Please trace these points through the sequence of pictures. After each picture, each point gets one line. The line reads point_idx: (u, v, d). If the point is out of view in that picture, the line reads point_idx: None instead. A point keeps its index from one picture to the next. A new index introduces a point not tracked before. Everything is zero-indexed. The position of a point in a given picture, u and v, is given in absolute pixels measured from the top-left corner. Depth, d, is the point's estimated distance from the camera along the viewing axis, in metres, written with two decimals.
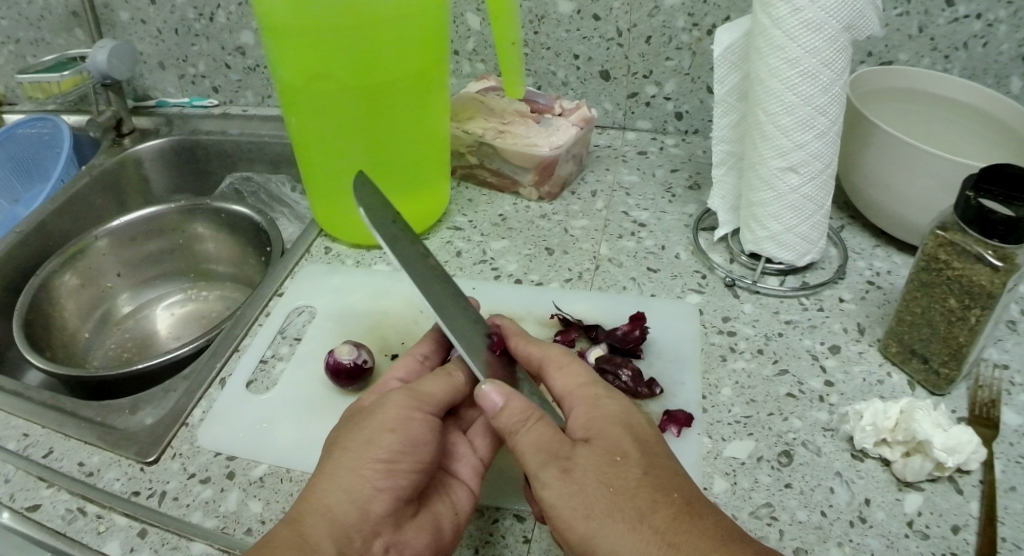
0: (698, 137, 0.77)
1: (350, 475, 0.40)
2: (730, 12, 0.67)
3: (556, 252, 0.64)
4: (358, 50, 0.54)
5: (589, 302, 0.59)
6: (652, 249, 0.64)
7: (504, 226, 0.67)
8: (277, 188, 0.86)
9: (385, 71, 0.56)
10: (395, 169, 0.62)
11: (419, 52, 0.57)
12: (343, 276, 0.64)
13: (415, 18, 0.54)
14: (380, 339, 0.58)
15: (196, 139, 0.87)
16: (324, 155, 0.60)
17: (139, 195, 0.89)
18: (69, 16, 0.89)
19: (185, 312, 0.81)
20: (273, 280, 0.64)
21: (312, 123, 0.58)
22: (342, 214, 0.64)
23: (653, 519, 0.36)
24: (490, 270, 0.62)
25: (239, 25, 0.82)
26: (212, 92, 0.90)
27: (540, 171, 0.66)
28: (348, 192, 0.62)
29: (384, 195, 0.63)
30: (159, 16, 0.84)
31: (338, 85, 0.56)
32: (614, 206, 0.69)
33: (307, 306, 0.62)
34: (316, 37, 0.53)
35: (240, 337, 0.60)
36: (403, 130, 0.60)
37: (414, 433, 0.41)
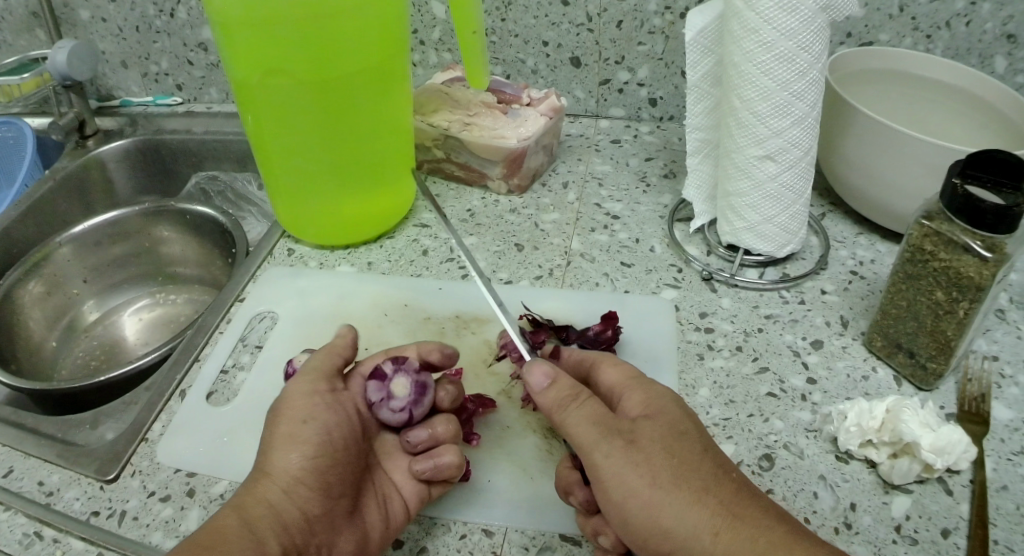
0: (673, 124, 0.74)
1: (282, 471, 0.40)
2: None
3: (527, 248, 0.59)
4: (318, 43, 0.52)
5: (560, 301, 0.55)
6: (627, 242, 0.60)
7: (473, 222, 0.62)
8: (245, 187, 0.84)
9: (342, 67, 0.54)
10: (357, 168, 0.59)
11: (381, 43, 0.55)
12: (307, 280, 0.61)
13: (374, 9, 0.52)
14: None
15: (162, 139, 0.84)
16: (282, 154, 0.58)
17: (105, 199, 0.86)
18: (29, 17, 0.87)
19: (154, 317, 0.79)
20: (235, 284, 0.62)
21: (268, 122, 0.56)
22: (303, 216, 0.62)
23: (713, 488, 0.37)
24: (457, 269, 0.59)
25: (201, 20, 0.80)
26: (177, 90, 0.88)
27: (509, 164, 0.62)
28: (312, 192, 0.60)
29: (346, 195, 0.60)
30: (119, 12, 0.81)
31: (292, 81, 0.53)
32: (587, 197, 0.64)
33: (268, 312, 0.60)
34: (271, 32, 0.50)
35: (199, 347, 0.58)
36: (364, 127, 0.58)
37: (333, 421, 0.43)
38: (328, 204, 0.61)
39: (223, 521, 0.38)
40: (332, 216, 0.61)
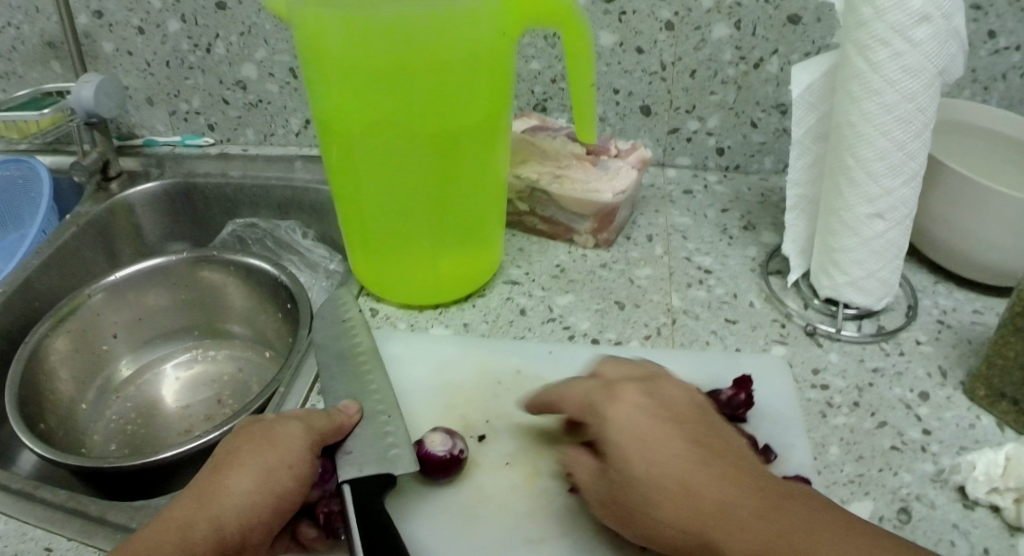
0: (738, 173, 0.77)
1: (183, 508, 0.39)
2: (779, 45, 0.68)
3: (627, 306, 0.59)
4: (425, 92, 0.49)
5: (682, 363, 0.53)
6: (726, 298, 0.60)
7: (565, 278, 0.62)
8: (281, 234, 0.83)
9: (453, 117, 0.50)
10: (458, 223, 0.56)
11: (488, 96, 0.51)
12: (401, 346, 0.56)
13: (486, 53, 0.49)
14: (457, 419, 0.49)
15: (194, 182, 0.85)
16: (380, 213, 0.55)
17: (132, 246, 0.86)
18: (44, 48, 0.84)
19: (197, 375, 0.73)
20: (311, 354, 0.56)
21: (370, 177, 0.53)
22: (392, 277, 0.59)
23: (672, 514, 0.36)
24: (562, 329, 0.56)
25: (239, 56, 0.83)
26: (207, 129, 0.91)
27: (601, 219, 0.62)
28: (404, 245, 0.57)
29: (443, 252, 0.57)
30: (148, 46, 0.84)
31: (401, 132, 0.50)
32: (674, 251, 0.65)
33: None
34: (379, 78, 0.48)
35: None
36: (468, 181, 0.55)
37: (277, 480, 0.40)
38: (416, 257, 0.57)
39: (176, 515, 0.38)
40: (426, 276, 0.58)
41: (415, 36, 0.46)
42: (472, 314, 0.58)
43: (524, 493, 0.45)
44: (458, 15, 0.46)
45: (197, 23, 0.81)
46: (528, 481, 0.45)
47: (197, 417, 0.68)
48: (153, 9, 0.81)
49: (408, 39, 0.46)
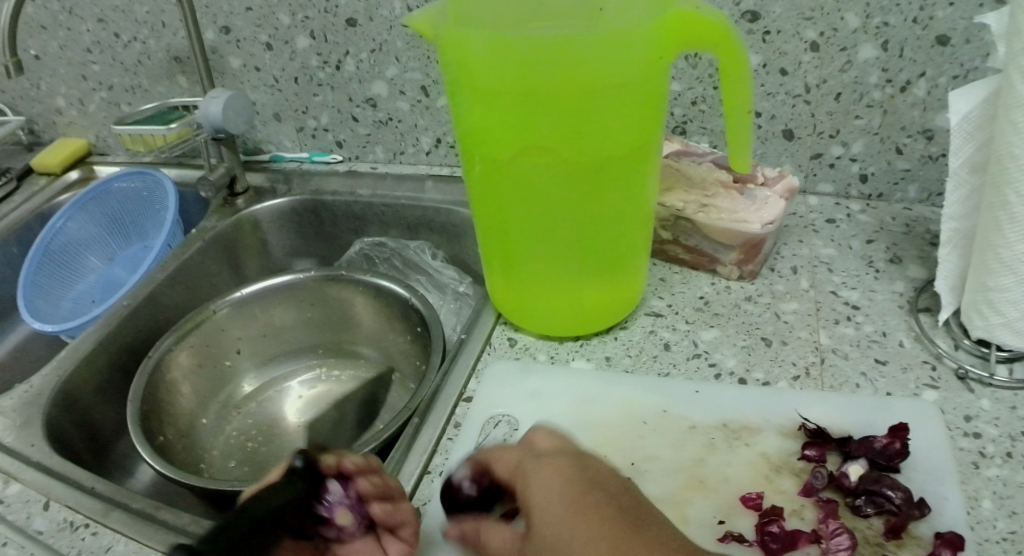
0: (882, 201, 0.75)
1: None
2: (928, 67, 0.67)
3: (775, 343, 0.60)
4: (568, 124, 0.50)
5: (829, 407, 0.54)
6: (874, 337, 0.60)
7: (709, 312, 0.63)
8: (411, 254, 0.90)
9: (602, 148, 0.51)
10: (603, 251, 0.57)
11: (632, 128, 0.52)
12: (544, 377, 0.58)
13: (638, 80, 0.49)
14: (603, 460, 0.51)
15: (322, 200, 0.92)
16: (528, 241, 0.57)
17: (255, 258, 0.95)
18: (169, 62, 0.89)
19: (315, 393, 0.78)
20: (455, 384, 0.58)
21: (515, 206, 0.55)
22: (535, 304, 0.61)
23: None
24: (708, 366, 0.58)
25: (370, 73, 0.87)
26: (336, 147, 0.96)
27: (746, 250, 0.64)
28: (550, 272, 0.58)
29: (587, 279, 0.59)
30: (276, 62, 0.89)
31: (546, 162, 0.52)
32: (820, 285, 0.65)
33: (503, 416, 0.54)
34: (529, 107, 0.49)
35: (430, 455, 0.52)
36: (612, 208, 0.55)
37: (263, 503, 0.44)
38: (558, 287, 0.59)
39: None
40: (571, 303, 0.60)
41: (569, 67, 0.47)
42: (615, 347, 0.61)
43: None
44: (613, 50, 0.47)
45: (327, 40, 0.86)
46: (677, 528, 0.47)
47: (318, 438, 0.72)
48: (282, 25, 0.86)
49: (562, 70, 0.47)
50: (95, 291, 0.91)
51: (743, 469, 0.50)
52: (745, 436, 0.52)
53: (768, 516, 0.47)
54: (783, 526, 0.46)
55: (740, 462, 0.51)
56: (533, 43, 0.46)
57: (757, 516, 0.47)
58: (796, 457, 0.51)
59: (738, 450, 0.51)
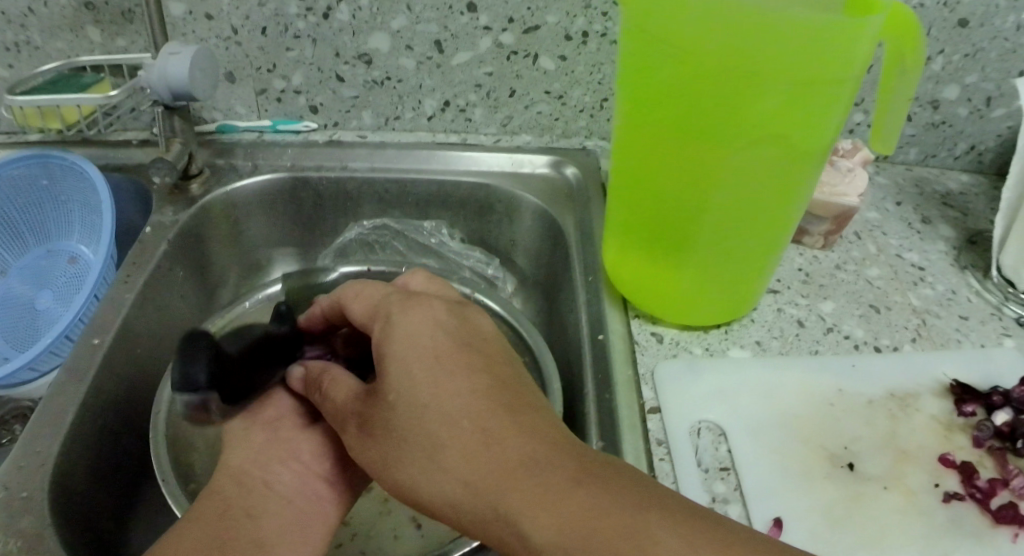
0: (886, 163, 0.83)
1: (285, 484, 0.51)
2: (947, 46, 0.72)
3: (882, 309, 0.64)
4: (732, 100, 0.46)
5: (954, 364, 0.60)
6: (949, 295, 0.67)
7: (815, 284, 0.65)
8: (422, 237, 0.77)
9: (770, 132, 0.47)
10: (754, 240, 0.54)
11: (807, 114, 0.46)
12: (717, 373, 0.57)
13: (824, 66, 0.44)
14: (820, 451, 0.53)
15: (305, 176, 0.75)
16: (683, 226, 0.54)
17: (228, 255, 0.76)
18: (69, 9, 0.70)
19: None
20: (630, 395, 0.55)
21: (663, 181, 0.53)
22: (695, 295, 0.58)
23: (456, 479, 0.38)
24: (845, 339, 0.61)
25: (368, 25, 0.69)
26: (309, 112, 0.77)
27: (836, 221, 0.66)
28: (711, 261, 0.55)
29: (739, 268, 0.55)
30: (239, 8, 0.69)
31: (703, 140, 0.49)
32: (885, 249, 0.71)
33: (707, 421, 0.54)
34: (744, 77, 0.45)
35: (649, 460, 0.50)
36: (767, 200, 0.51)
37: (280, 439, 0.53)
38: (712, 275, 0.56)
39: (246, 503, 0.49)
40: (726, 292, 0.57)
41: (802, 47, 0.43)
42: (759, 330, 0.60)
43: (912, 512, 0.50)
44: (801, 30, 0.42)
45: None
46: (908, 500, 0.50)
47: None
48: None
49: (792, 51, 0.43)
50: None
51: (926, 434, 0.55)
52: (912, 401, 0.57)
53: (967, 475, 0.52)
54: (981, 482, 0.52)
55: (920, 429, 0.55)
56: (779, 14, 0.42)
57: (957, 475, 0.52)
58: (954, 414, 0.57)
59: (916, 416, 0.56)
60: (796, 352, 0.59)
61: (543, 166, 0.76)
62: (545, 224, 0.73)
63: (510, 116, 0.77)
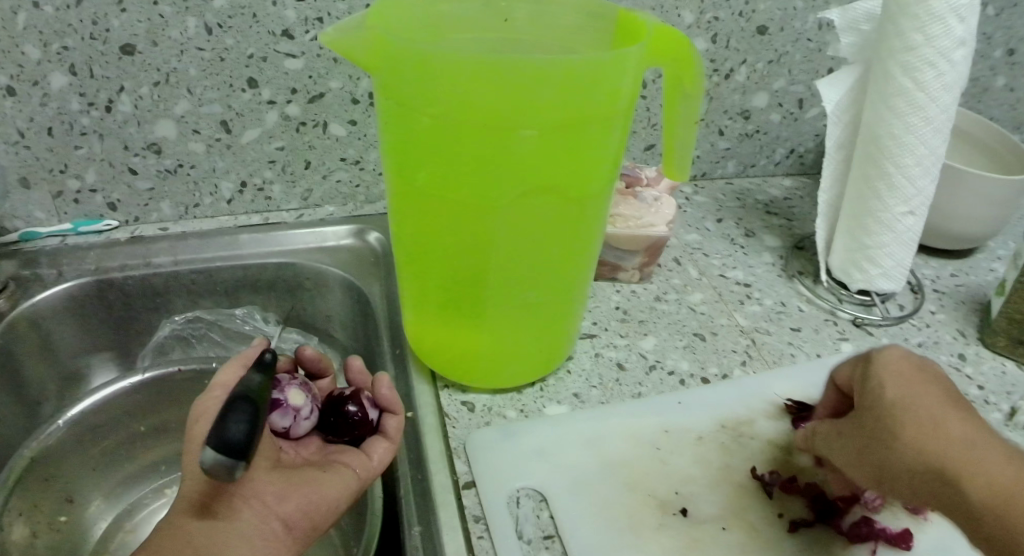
0: (704, 179, 0.81)
1: (251, 534, 0.42)
2: (747, 56, 0.71)
3: (707, 335, 0.63)
4: (477, 155, 0.44)
5: (783, 381, 0.59)
6: (778, 308, 0.66)
7: (635, 320, 0.64)
8: (240, 326, 0.72)
9: (525, 182, 0.45)
10: (545, 288, 0.52)
11: (556, 158, 0.44)
12: (535, 436, 0.54)
13: (557, 107, 0.41)
14: (650, 499, 0.51)
15: (113, 278, 0.68)
16: (472, 288, 0.51)
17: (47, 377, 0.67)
18: None
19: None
20: (444, 475, 0.52)
21: (437, 246, 0.50)
22: (496, 356, 0.55)
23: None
24: (668, 375, 0.59)
25: (154, 113, 0.66)
26: (109, 209, 0.71)
27: (649, 252, 0.64)
28: (505, 320, 0.52)
29: (539, 319, 0.53)
30: (24, 111, 0.63)
31: (462, 200, 0.46)
32: (708, 271, 0.69)
33: (532, 488, 0.52)
34: (497, 133, 0.42)
35: (467, 540, 0.48)
36: (542, 247, 0.49)
37: (236, 504, 0.42)
38: (509, 334, 0.54)
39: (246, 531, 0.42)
40: (530, 347, 0.55)
41: (545, 97, 0.41)
42: (579, 380, 0.59)
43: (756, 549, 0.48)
44: (525, 76, 0.40)
45: (93, 75, 0.62)
46: (752, 538, 0.49)
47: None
48: (31, 59, 0.60)
49: (538, 102, 0.41)
50: None
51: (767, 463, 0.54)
52: (746, 429, 0.56)
53: (813, 496, 0.52)
54: (827, 499, 0.51)
55: (758, 456, 0.54)
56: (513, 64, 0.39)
57: (807, 497, 0.52)
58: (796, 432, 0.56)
59: (751, 444, 0.55)
60: (617, 397, 0.57)
61: (346, 237, 0.74)
62: (354, 299, 0.71)
63: (310, 189, 0.75)
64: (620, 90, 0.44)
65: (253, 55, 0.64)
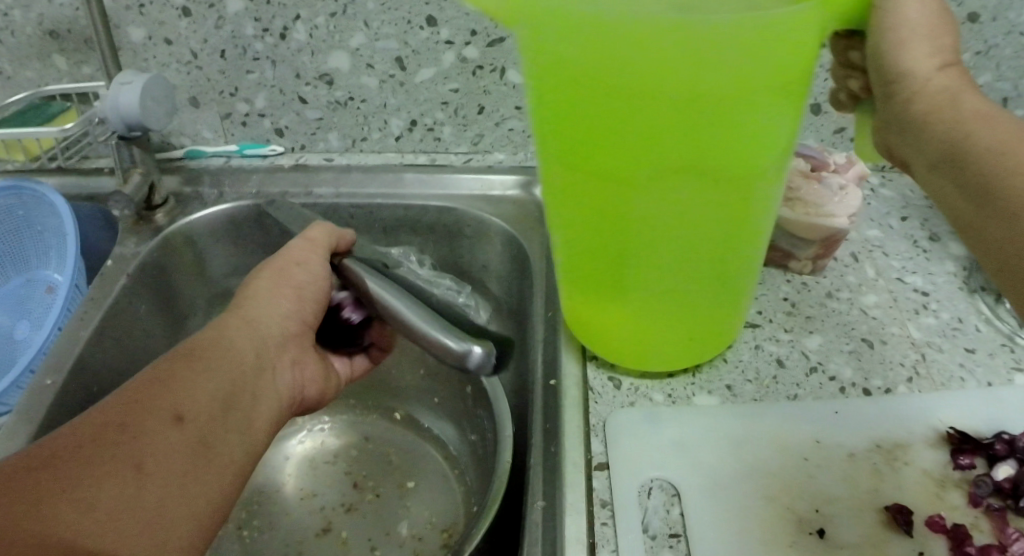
0: (894, 172, 0.75)
1: (260, 330, 0.49)
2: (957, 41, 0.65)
3: (876, 343, 0.57)
4: (647, 136, 0.37)
5: (952, 407, 0.52)
6: (954, 324, 0.59)
7: (803, 316, 0.59)
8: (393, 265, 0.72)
9: (701, 163, 0.38)
10: (703, 274, 0.46)
11: (741, 135, 0.37)
12: (677, 426, 0.51)
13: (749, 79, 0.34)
14: (786, 514, 0.46)
15: (268, 205, 0.74)
16: (622, 269, 0.46)
17: (195, 285, 0.76)
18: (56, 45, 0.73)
19: (319, 449, 0.73)
20: (576, 449, 0.50)
21: (589, 225, 0.44)
22: (642, 332, 0.50)
23: (198, 406, 0.40)
24: (829, 380, 0.54)
25: (329, 44, 0.68)
26: (275, 136, 0.76)
27: (825, 244, 0.60)
28: (656, 301, 0.47)
29: (693, 301, 0.48)
30: (196, 32, 0.68)
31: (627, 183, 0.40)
32: (885, 272, 0.64)
33: (656, 479, 0.48)
34: (623, 110, 0.36)
35: (589, 523, 0.45)
36: (709, 230, 0.42)
37: (286, 304, 0.52)
38: (661, 315, 0.49)
39: (203, 335, 0.46)
40: (677, 328, 0.50)
41: (679, 74, 0.34)
42: (732, 373, 0.55)
43: None
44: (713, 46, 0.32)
45: (268, 1, 0.65)
46: None
47: (333, 508, 0.67)
48: None
49: (694, 74, 0.34)
50: None
51: (914, 495, 0.47)
52: (900, 455, 0.50)
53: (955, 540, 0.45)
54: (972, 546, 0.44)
55: (901, 484, 0.48)
56: (644, 30, 0.33)
57: (948, 541, 0.45)
58: (950, 467, 0.49)
59: (901, 472, 0.49)
60: (768, 397, 0.53)
61: (512, 187, 0.72)
62: (510, 250, 0.69)
63: (481, 134, 0.74)
64: (800, 56, 0.35)
65: None
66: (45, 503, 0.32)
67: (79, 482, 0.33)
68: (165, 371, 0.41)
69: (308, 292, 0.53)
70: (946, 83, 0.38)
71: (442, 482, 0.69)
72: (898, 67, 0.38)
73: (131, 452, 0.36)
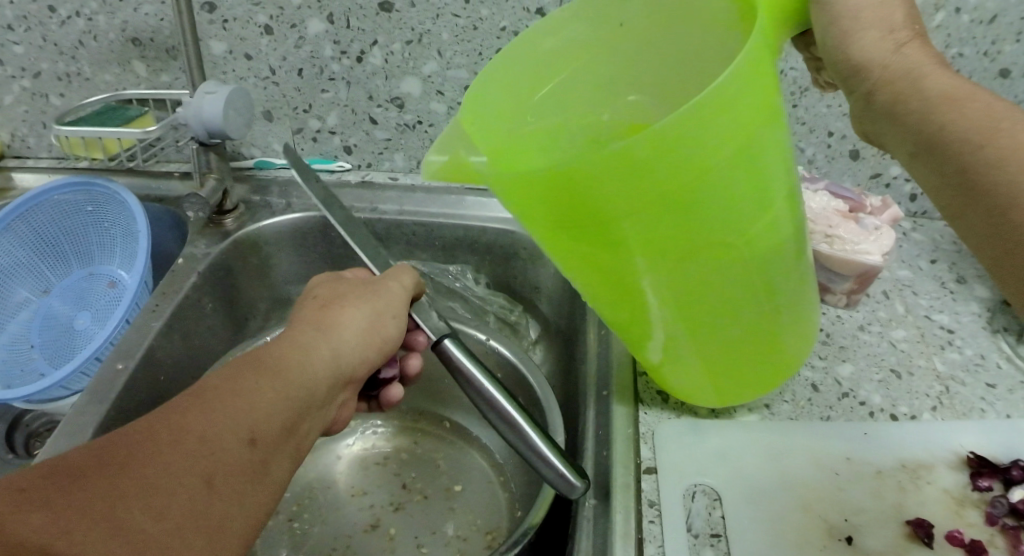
0: (925, 217, 0.80)
1: (331, 362, 0.49)
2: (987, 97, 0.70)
3: (904, 374, 0.62)
4: (638, 227, 0.41)
5: (974, 434, 0.56)
6: (976, 361, 0.63)
7: (836, 345, 0.64)
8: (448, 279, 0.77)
9: (693, 229, 0.41)
10: (724, 319, 0.48)
11: (715, 193, 0.40)
12: (720, 438, 0.56)
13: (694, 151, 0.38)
14: (819, 522, 0.50)
15: (334, 217, 0.79)
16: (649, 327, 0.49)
17: (260, 287, 0.81)
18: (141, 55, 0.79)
19: (369, 450, 0.78)
20: (624, 453, 0.54)
21: (611, 300, 0.48)
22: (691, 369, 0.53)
23: (265, 424, 0.41)
24: (859, 405, 0.59)
25: (401, 70, 0.73)
26: (343, 152, 0.81)
27: (859, 279, 0.64)
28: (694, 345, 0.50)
29: (727, 340, 0.49)
30: (278, 50, 0.74)
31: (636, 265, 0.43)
32: (914, 310, 0.68)
33: (699, 485, 0.53)
34: (603, 225, 0.41)
35: (637, 521, 0.50)
36: (726, 277, 0.45)
37: (361, 340, 0.52)
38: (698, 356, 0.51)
39: (286, 357, 0.46)
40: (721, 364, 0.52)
41: (633, 178, 0.38)
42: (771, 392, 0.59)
43: None
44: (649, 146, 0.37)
45: (348, 26, 0.71)
46: None
47: (382, 506, 0.72)
48: (290, 6, 0.70)
49: (647, 171, 0.38)
50: (35, 331, 0.77)
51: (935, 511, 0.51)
52: (925, 474, 0.54)
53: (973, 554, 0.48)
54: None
55: (923, 501, 0.52)
56: (579, 167, 0.37)
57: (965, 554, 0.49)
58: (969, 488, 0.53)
59: (925, 490, 0.53)
60: (804, 416, 0.58)
61: None
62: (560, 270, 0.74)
63: None
64: (735, 116, 0.38)
65: (506, 28, 0.69)
66: (121, 503, 0.33)
67: (147, 491, 0.34)
68: (241, 385, 0.42)
69: (380, 332, 0.53)
70: (907, 62, 0.44)
71: (486, 484, 0.73)
72: (852, 60, 0.45)
73: (203, 463, 0.37)
